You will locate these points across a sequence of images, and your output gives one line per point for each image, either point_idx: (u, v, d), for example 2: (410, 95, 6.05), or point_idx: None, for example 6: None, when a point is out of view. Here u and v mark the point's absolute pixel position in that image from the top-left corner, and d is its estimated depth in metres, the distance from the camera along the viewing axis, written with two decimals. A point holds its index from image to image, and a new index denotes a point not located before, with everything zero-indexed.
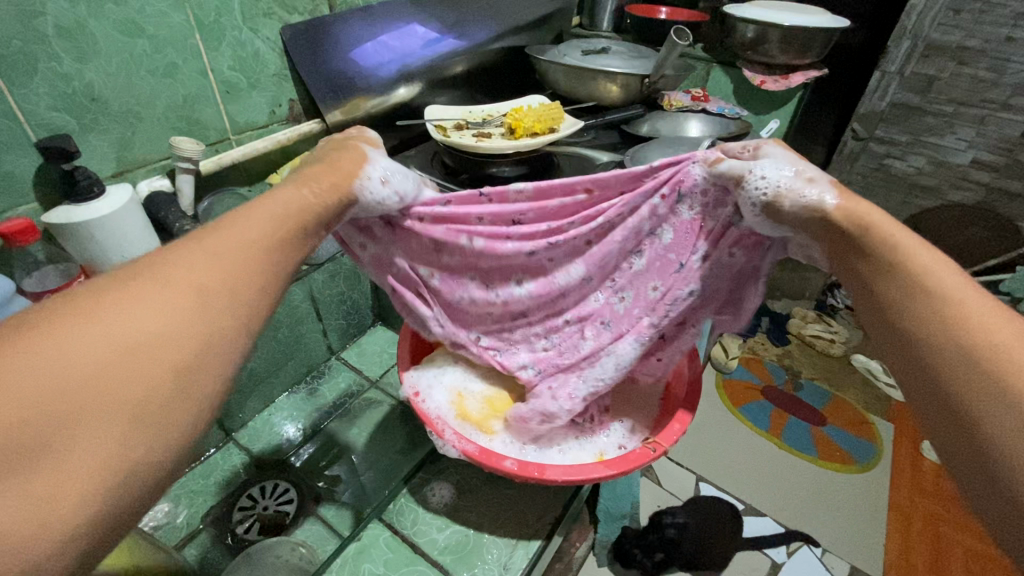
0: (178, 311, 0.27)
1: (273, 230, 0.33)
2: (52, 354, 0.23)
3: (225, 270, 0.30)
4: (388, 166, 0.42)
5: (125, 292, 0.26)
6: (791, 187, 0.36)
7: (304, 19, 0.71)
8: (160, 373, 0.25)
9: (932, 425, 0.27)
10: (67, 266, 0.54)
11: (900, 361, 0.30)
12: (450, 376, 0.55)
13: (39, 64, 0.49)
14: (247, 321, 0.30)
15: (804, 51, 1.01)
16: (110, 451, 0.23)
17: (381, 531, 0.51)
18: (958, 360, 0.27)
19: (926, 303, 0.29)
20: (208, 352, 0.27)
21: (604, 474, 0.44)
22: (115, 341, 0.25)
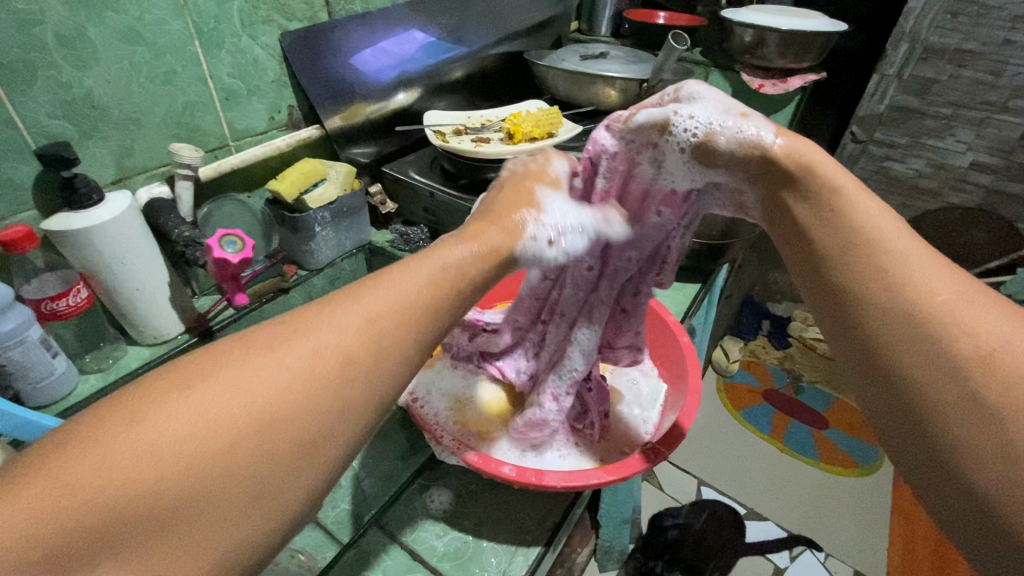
0: (308, 384, 0.26)
1: (425, 289, 0.31)
2: (199, 421, 0.23)
3: (363, 337, 0.28)
4: (559, 221, 0.41)
5: (269, 356, 0.26)
6: (721, 124, 0.37)
7: (303, 25, 0.71)
8: (285, 449, 0.24)
9: (870, 391, 0.30)
10: (67, 272, 0.55)
11: (846, 330, 0.31)
12: (448, 383, 0.54)
13: (39, 72, 0.49)
14: (381, 395, 0.28)
15: (802, 54, 1.01)
16: (227, 527, 0.23)
17: (380, 538, 0.50)
18: (903, 332, 0.28)
19: (871, 268, 0.31)
20: (336, 426, 0.26)
21: (604, 480, 0.44)
22: (256, 410, 0.24)
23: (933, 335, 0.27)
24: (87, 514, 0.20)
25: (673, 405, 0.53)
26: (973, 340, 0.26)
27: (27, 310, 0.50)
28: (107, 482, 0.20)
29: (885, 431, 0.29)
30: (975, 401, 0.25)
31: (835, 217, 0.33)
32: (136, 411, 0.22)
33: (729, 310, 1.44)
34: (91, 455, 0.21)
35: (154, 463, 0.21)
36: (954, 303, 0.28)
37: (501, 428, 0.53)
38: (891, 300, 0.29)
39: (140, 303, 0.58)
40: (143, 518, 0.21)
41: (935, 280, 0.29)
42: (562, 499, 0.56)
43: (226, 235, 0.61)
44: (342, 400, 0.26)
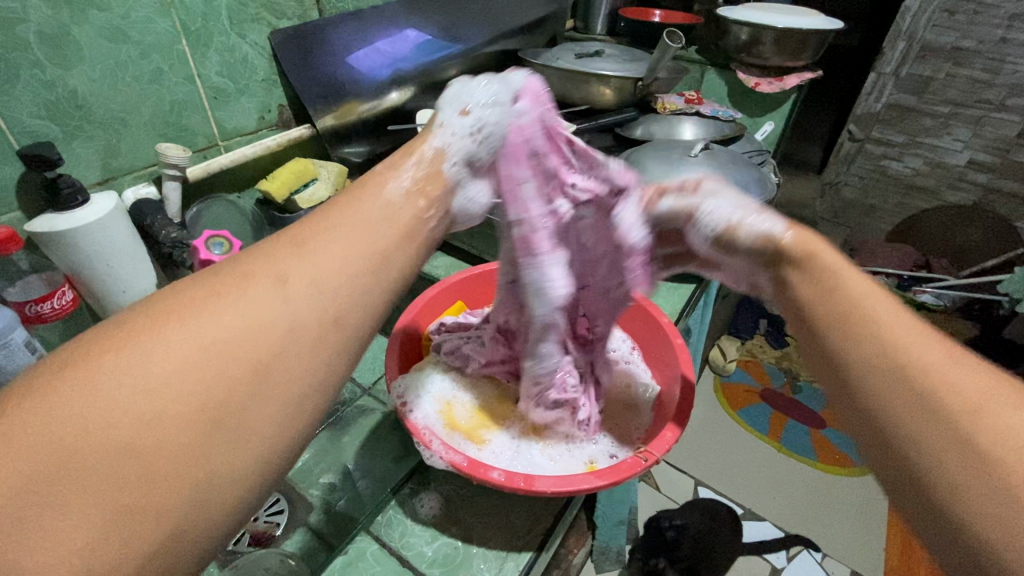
0: (258, 306, 0.25)
1: (367, 215, 0.31)
2: (136, 357, 0.22)
3: (312, 264, 0.27)
4: (462, 96, 0.38)
5: (216, 289, 0.25)
6: (741, 219, 0.40)
7: (293, 24, 0.70)
8: (240, 375, 0.23)
9: (873, 454, 0.28)
10: (51, 274, 0.54)
11: (840, 394, 0.30)
12: (439, 385, 0.54)
13: (21, 72, 0.48)
14: (338, 311, 0.27)
15: (798, 53, 1.01)
16: (195, 460, 0.21)
17: (369, 544, 0.49)
18: (893, 388, 0.27)
19: (854, 334, 0.29)
20: (294, 346, 0.25)
21: (595, 485, 0.43)
22: (200, 341, 0.23)
23: (923, 393, 0.26)
24: (37, 463, 0.19)
25: (666, 405, 0.53)
26: (955, 393, 0.25)
27: (11, 312, 0.50)
28: (49, 427, 0.20)
29: (891, 494, 0.27)
30: (970, 452, 0.24)
31: (823, 292, 0.32)
32: (71, 363, 0.22)
33: (725, 310, 1.44)
34: (30, 408, 0.20)
35: (97, 404, 0.21)
36: (937, 361, 0.27)
37: (493, 430, 0.52)
38: (879, 357, 0.28)
39: (127, 306, 0.58)
40: (95, 461, 0.20)
41: (917, 342, 0.28)
42: (554, 503, 0.55)
43: (214, 236, 0.60)
44: (292, 316, 0.25)
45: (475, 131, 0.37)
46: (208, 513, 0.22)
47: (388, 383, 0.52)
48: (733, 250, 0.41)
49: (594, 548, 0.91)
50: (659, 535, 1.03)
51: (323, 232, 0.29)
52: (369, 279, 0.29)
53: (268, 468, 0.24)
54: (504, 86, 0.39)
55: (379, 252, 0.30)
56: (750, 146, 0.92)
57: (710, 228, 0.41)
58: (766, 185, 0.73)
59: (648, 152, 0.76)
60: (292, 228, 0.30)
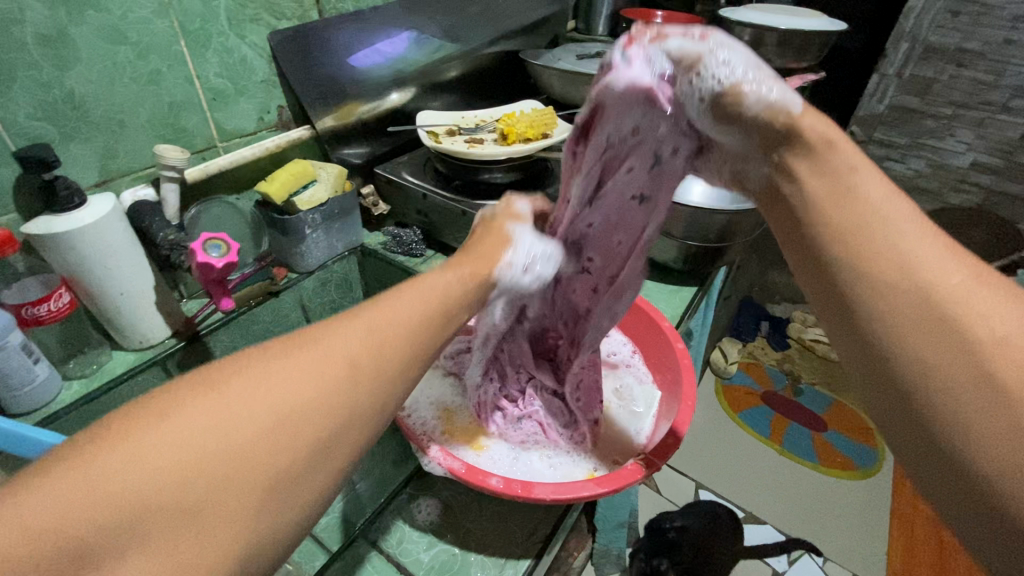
0: (325, 385, 0.26)
1: (429, 305, 0.33)
2: (223, 416, 0.23)
3: (374, 349, 0.29)
4: (531, 253, 0.41)
5: (292, 360, 0.26)
6: (752, 79, 0.31)
7: (292, 24, 0.70)
8: (303, 448, 0.25)
9: (863, 378, 0.28)
10: (48, 276, 0.53)
11: (839, 320, 0.28)
12: (437, 393, 0.54)
13: (18, 72, 0.48)
14: (385, 401, 0.28)
15: (801, 54, 1.00)
16: (248, 520, 0.23)
17: (366, 550, 0.49)
18: (916, 316, 0.25)
19: (875, 253, 0.27)
20: (348, 428, 0.26)
21: (594, 492, 0.42)
22: (278, 410, 0.24)
23: (949, 319, 0.25)
24: (127, 505, 0.20)
25: (666, 414, 0.53)
26: (987, 322, 0.24)
27: (8, 315, 0.49)
28: (139, 471, 0.21)
29: (878, 417, 0.27)
30: (991, 386, 0.23)
31: (840, 193, 0.29)
32: (163, 410, 0.23)
33: (726, 313, 1.43)
34: (123, 450, 0.21)
35: (185, 458, 0.22)
36: (967, 286, 0.25)
37: (490, 435, 0.52)
38: (907, 280, 0.26)
39: (125, 307, 0.57)
40: (172, 510, 0.21)
41: (942, 267, 0.26)
42: (553, 510, 0.55)
43: (211, 238, 0.59)
44: (355, 404, 0.27)
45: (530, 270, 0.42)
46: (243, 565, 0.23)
47: None
48: (733, 125, 0.33)
49: (593, 551, 0.90)
50: (660, 537, 1.02)
51: (397, 323, 0.30)
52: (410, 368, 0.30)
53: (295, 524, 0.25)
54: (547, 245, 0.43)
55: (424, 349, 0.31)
56: None
57: (712, 102, 0.33)
58: None
59: None
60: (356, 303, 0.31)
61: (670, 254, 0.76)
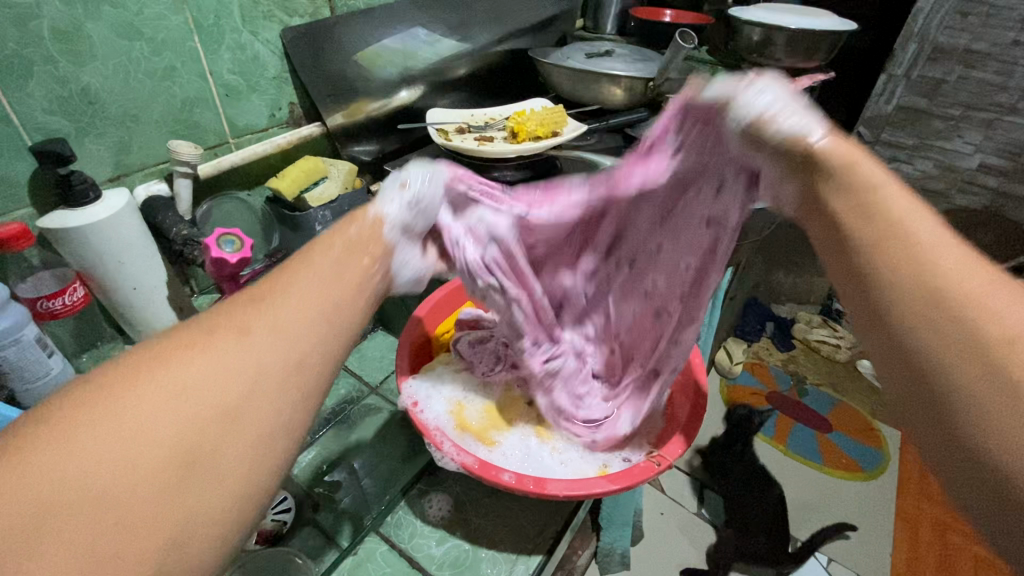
0: (220, 359, 0.25)
1: (313, 277, 0.32)
2: (110, 412, 0.22)
3: (270, 319, 0.28)
4: (416, 173, 0.38)
5: (181, 347, 0.25)
6: (781, 110, 0.28)
7: (304, 21, 0.70)
8: (211, 418, 0.24)
9: (890, 372, 0.26)
10: (63, 270, 0.54)
11: (867, 315, 0.27)
12: (449, 386, 0.54)
13: (35, 68, 0.48)
14: (298, 358, 0.28)
15: (810, 54, 1.00)
16: (168, 496, 0.22)
17: (378, 544, 0.49)
18: (930, 316, 0.24)
19: (892, 256, 0.26)
20: (261, 390, 0.26)
21: (608, 489, 0.43)
22: (170, 393, 0.24)
23: (970, 324, 0.24)
24: (22, 513, 0.19)
25: (681, 407, 0.53)
26: (996, 319, 0.23)
27: (22, 308, 0.50)
28: (28, 482, 0.20)
29: (904, 413, 0.26)
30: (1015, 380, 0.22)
31: (859, 214, 0.27)
32: (47, 422, 0.22)
33: (732, 314, 1.43)
34: (6, 470, 0.20)
35: (73, 458, 0.21)
36: (984, 289, 0.24)
37: (503, 432, 0.52)
38: (919, 282, 0.25)
39: (138, 302, 0.57)
40: (73, 509, 0.20)
41: (956, 269, 0.25)
42: (564, 507, 0.55)
43: (225, 234, 0.60)
44: (254, 368, 0.26)
45: (417, 208, 0.38)
46: (191, 552, 0.22)
47: (399, 385, 0.53)
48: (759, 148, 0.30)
49: (599, 549, 0.90)
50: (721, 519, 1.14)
51: (287, 293, 0.30)
52: (323, 328, 0.30)
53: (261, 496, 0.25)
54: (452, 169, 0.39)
55: (328, 306, 0.31)
56: None
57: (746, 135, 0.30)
58: None
59: None
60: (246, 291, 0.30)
61: None
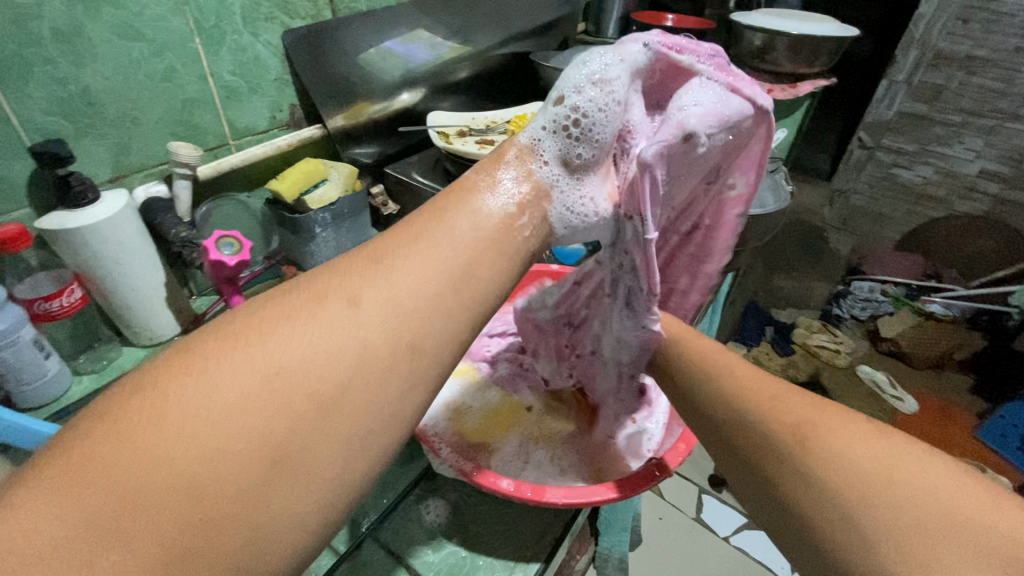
0: (323, 337, 0.24)
1: (431, 242, 0.29)
2: (211, 385, 0.21)
3: (387, 289, 0.26)
4: (586, 75, 0.36)
5: (285, 320, 0.24)
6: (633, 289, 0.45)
7: (306, 23, 0.70)
8: (305, 405, 0.22)
9: (736, 476, 0.32)
10: (61, 272, 0.54)
11: (718, 437, 0.33)
12: (447, 392, 0.54)
13: (34, 68, 0.48)
14: (405, 336, 0.25)
15: (811, 60, 1.00)
16: (252, 488, 0.20)
17: (375, 551, 0.49)
18: (750, 432, 0.31)
19: (722, 396, 0.34)
20: (364, 376, 0.24)
21: (607, 497, 0.42)
22: (270, 369, 0.22)
23: (774, 434, 0.29)
24: (108, 488, 0.18)
25: (679, 417, 0.52)
26: (794, 425, 0.29)
27: (19, 309, 0.49)
28: (126, 453, 0.19)
29: (767, 521, 0.29)
30: (818, 485, 0.26)
31: (707, 371, 0.37)
32: (146, 390, 0.21)
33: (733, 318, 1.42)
34: (102, 442, 0.19)
35: (171, 432, 0.20)
36: (785, 407, 0.31)
37: (503, 438, 0.52)
38: (742, 407, 0.32)
39: (135, 304, 0.57)
40: (160, 491, 0.19)
41: (779, 401, 0.31)
42: (563, 513, 0.54)
43: (225, 236, 0.60)
44: (360, 349, 0.24)
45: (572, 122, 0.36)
46: (261, 556, 0.20)
47: None
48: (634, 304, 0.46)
49: (596, 555, 0.89)
50: None
51: (405, 258, 0.28)
52: (441, 303, 0.27)
53: (345, 496, 0.23)
54: (628, 65, 0.36)
55: (446, 275, 0.28)
56: None
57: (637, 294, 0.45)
58: (779, 194, 0.72)
59: None
60: (366, 250, 0.29)
61: None
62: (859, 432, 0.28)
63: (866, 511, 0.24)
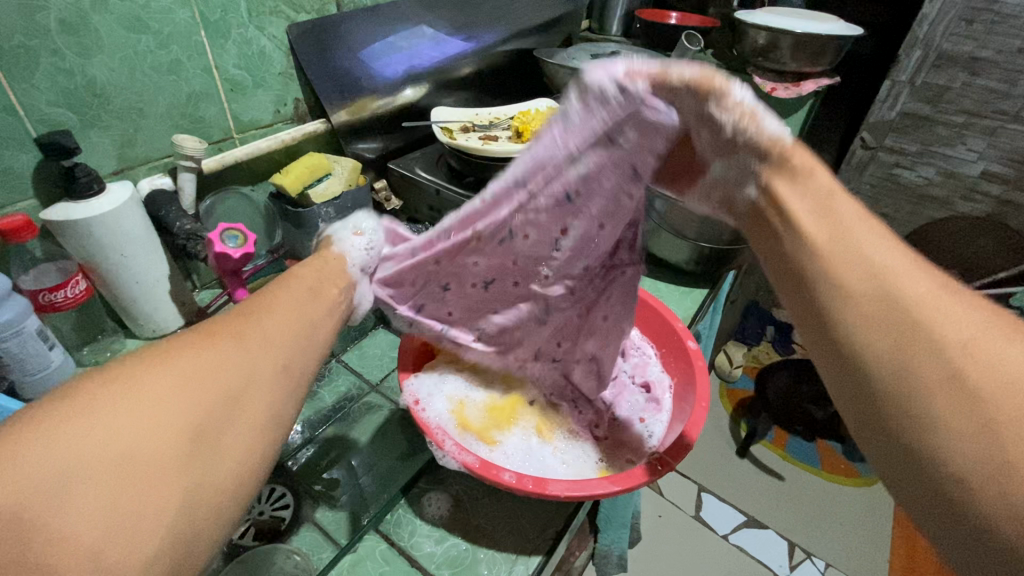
0: (220, 355, 0.27)
1: (292, 296, 0.33)
2: (127, 390, 0.23)
3: (258, 320, 0.30)
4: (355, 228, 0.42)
5: (190, 343, 0.27)
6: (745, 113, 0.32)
7: (311, 17, 0.70)
8: (216, 403, 0.25)
9: (844, 387, 0.28)
10: (65, 263, 0.54)
11: (812, 313, 0.29)
12: (451, 383, 0.54)
13: (40, 59, 0.48)
14: (291, 360, 0.30)
15: (816, 58, 1.00)
16: (180, 470, 0.23)
17: (378, 543, 0.49)
18: (875, 319, 0.26)
19: (837, 258, 0.28)
20: (258, 387, 0.27)
21: (609, 490, 0.42)
22: (181, 377, 0.25)
23: (919, 329, 0.25)
24: (43, 475, 0.20)
25: (680, 414, 0.52)
26: (955, 327, 0.25)
27: (25, 300, 0.50)
28: (52, 447, 0.20)
29: (854, 417, 0.27)
30: (984, 431, 0.23)
31: (822, 213, 0.30)
32: (53, 403, 0.22)
33: (734, 317, 1.43)
34: (27, 440, 0.20)
35: (91, 434, 0.21)
36: (935, 294, 0.26)
37: (506, 432, 0.52)
38: (868, 284, 0.27)
39: (139, 296, 0.57)
40: (94, 476, 0.21)
41: (954, 314, 0.25)
42: (565, 508, 0.54)
43: (228, 230, 0.59)
44: (252, 364, 0.27)
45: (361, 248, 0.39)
46: (195, 523, 0.23)
47: (401, 381, 0.52)
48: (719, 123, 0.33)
49: (595, 550, 0.89)
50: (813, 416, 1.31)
51: (270, 304, 0.32)
52: (303, 336, 0.31)
53: (248, 486, 0.26)
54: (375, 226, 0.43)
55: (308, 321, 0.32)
56: None
57: (717, 110, 0.32)
58: None
59: None
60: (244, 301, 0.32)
61: (681, 255, 0.76)
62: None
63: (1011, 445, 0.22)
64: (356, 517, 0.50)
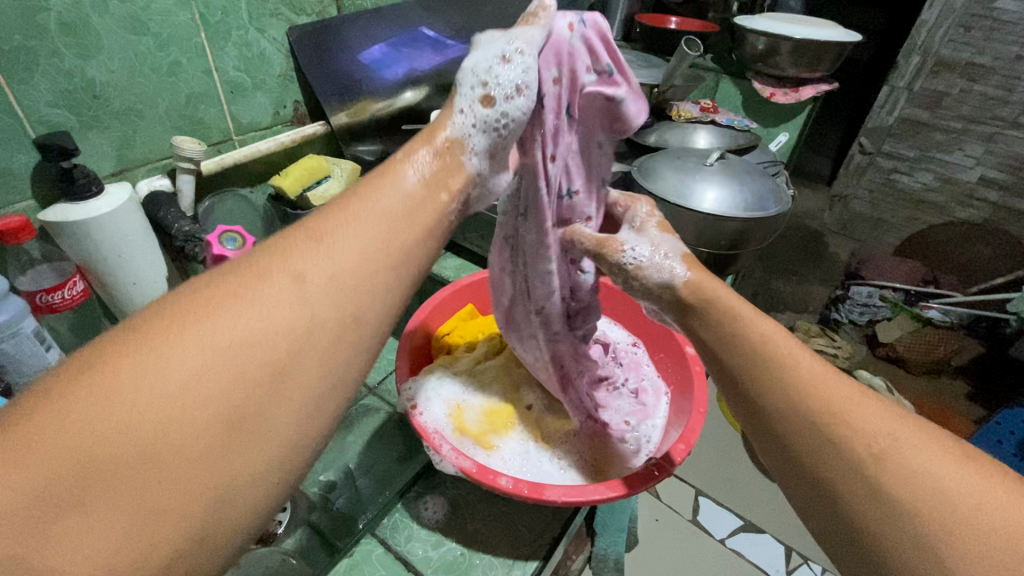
0: (273, 309, 0.24)
1: (381, 212, 0.29)
2: (157, 360, 0.21)
3: (325, 257, 0.26)
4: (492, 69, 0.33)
5: (234, 298, 0.24)
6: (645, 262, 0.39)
7: (311, 20, 0.70)
8: (257, 377, 0.22)
9: (794, 485, 0.30)
10: (61, 263, 0.53)
11: (757, 425, 0.32)
12: (449, 386, 0.54)
13: (40, 60, 0.48)
14: (359, 309, 0.26)
15: (814, 65, 1.01)
16: (211, 459, 0.21)
17: (374, 547, 0.49)
18: (802, 433, 0.29)
19: (755, 365, 0.32)
20: (311, 349, 0.24)
21: (604, 496, 0.42)
22: (217, 346, 0.22)
23: (833, 439, 0.27)
24: (61, 464, 0.18)
25: (676, 421, 0.53)
26: (866, 441, 0.26)
27: (21, 301, 0.50)
28: (74, 430, 0.19)
29: (830, 543, 0.28)
30: (921, 547, 0.24)
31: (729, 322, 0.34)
32: (88, 369, 0.20)
33: None
34: (46, 420, 0.19)
35: (114, 415, 0.19)
36: (847, 398, 0.28)
37: (502, 436, 0.52)
38: (786, 402, 0.30)
39: (137, 297, 0.57)
40: (115, 467, 0.19)
41: (874, 414, 0.27)
42: (562, 512, 0.54)
43: (227, 231, 0.59)
44: (309, 317, 0.24)
45: (492, 116, 0.33)
46: (227, 514, 0.21)
47: (398, 387, 0.52)
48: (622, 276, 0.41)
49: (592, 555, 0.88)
50: None
51: (350, 230, 0.27)
52: (381, 272, 0.27)
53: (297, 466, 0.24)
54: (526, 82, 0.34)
55: (398, 245, 0.28)
56: (764, 157, 0.90)
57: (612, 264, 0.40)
58: (782, 197, 0.72)
59: (664, 162, 0.73)
60: (320, 215, 0.29)
61: None
62: (940, 446, 0.26)
63: (947, 553, 0.23)
64: (352, 522, 0.50)
